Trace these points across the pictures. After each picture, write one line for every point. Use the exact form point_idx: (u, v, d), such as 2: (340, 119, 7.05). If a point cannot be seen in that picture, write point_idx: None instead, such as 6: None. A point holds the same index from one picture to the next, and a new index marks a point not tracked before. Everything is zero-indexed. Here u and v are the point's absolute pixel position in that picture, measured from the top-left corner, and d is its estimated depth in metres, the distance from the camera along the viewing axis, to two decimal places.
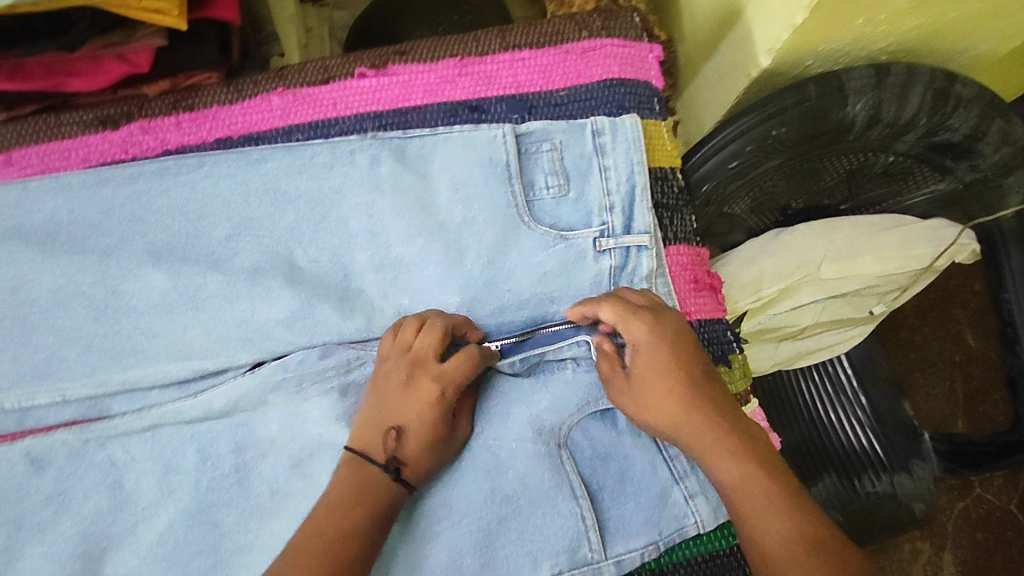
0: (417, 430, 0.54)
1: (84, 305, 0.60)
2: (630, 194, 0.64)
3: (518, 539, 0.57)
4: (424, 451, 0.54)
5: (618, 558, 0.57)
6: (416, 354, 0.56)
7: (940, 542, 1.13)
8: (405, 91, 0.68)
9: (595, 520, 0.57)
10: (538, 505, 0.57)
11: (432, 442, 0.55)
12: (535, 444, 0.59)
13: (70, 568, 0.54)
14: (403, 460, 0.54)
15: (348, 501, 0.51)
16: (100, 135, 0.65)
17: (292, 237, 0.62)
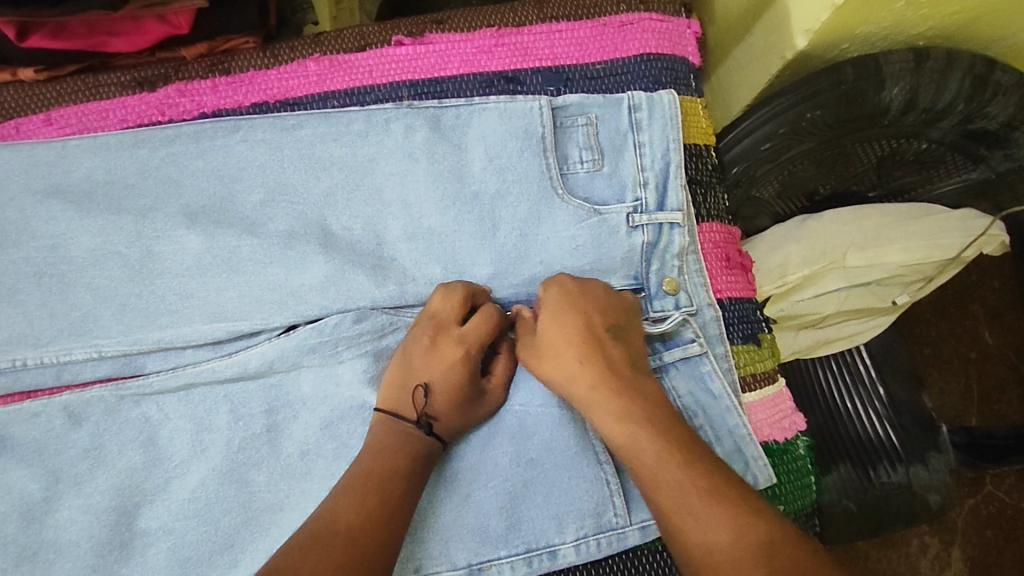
0: (443, 390, 0.56)
1: (120, 264, 0.60)
2: (664, 170, 0.64)
3: (543, 502, 0.57)
4: (453, 409, 0.56)
5: (642, 524, 0.57)
6: (440, 318, 0.57)
7: (949, 537, 1.13)
8: (441, 60, 0.68)
9: (619, 486, 0.57)
10: (564, 470, 0.57)
11: (460, 401, 0.56)
12: (560, 410, 0.59)
13: (106, 520, 0.55)
14: (434, 416, 0.56)
15: (391, 448, 0.53)
16: (137, 96, 0.66)
17: (326, 204, 0.62)
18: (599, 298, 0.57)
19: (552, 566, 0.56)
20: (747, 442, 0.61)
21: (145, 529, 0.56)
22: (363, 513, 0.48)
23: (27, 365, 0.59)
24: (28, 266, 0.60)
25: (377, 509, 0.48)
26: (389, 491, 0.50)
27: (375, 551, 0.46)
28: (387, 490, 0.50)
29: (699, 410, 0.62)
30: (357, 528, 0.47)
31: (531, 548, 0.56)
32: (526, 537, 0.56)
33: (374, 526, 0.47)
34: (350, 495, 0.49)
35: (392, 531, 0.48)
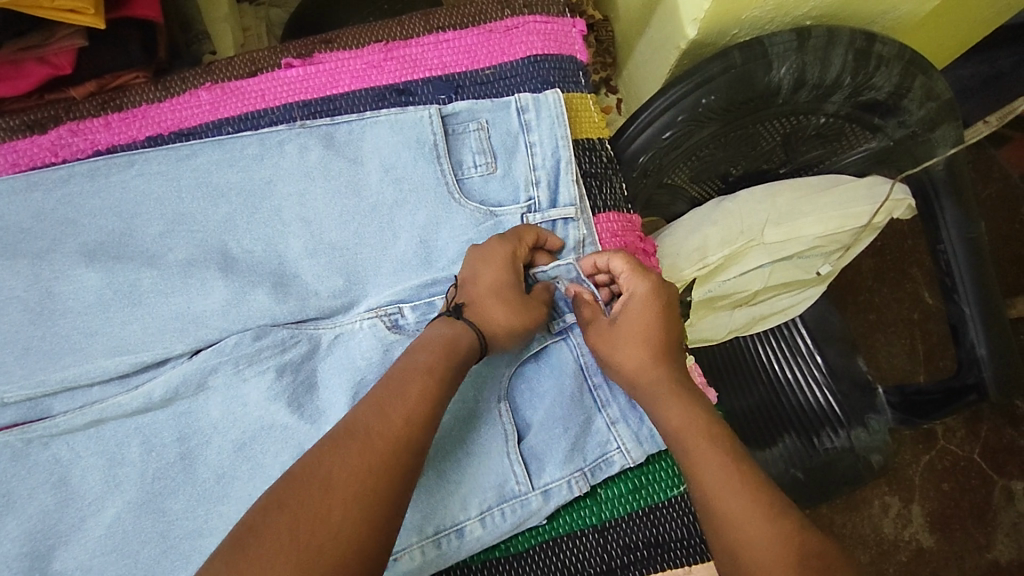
0: (480, 277, 0.58)
1: (19, 309, 0.60)
2: (555, 168, 0.66)
3: (453, 487, 0.57)
4: (494, 297, 0.57)
5: (545, 488, 0.58)
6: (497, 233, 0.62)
7: (908, 494, 1.16)
8: (333, 79, 0.69)
9: (521, 454, 0.59)
10: (471, 453, 0.58)
11: (495, 291, 0.57)
12: (474, 402, 0.60)
13: (18, 566, 0.55)
14: (462, 303, 0.58)
15: (421, 367, 0.52)
16: (28, 140, 0.65)
17: (227, 229, 0.63)
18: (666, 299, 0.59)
19: (461, 546, 0.57)
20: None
21: (61, 570, 0.55)
22: (371, 440, 0.47)
23: None
24: None
25: (399, 426, 0.48)
26: (413, 409, 0.49)
27: (393, 461, 0.46)
28: (409, 406, 0.49)
29: (599, 368, 0.62)
30: (375, 439, 0.47)
31: (439, 529, 0.56)
32: (435, 519, 0.56)
33: (394, 438, 0.47)
34: (377, 406, 0.49)
35: (414, 442, 0.48)
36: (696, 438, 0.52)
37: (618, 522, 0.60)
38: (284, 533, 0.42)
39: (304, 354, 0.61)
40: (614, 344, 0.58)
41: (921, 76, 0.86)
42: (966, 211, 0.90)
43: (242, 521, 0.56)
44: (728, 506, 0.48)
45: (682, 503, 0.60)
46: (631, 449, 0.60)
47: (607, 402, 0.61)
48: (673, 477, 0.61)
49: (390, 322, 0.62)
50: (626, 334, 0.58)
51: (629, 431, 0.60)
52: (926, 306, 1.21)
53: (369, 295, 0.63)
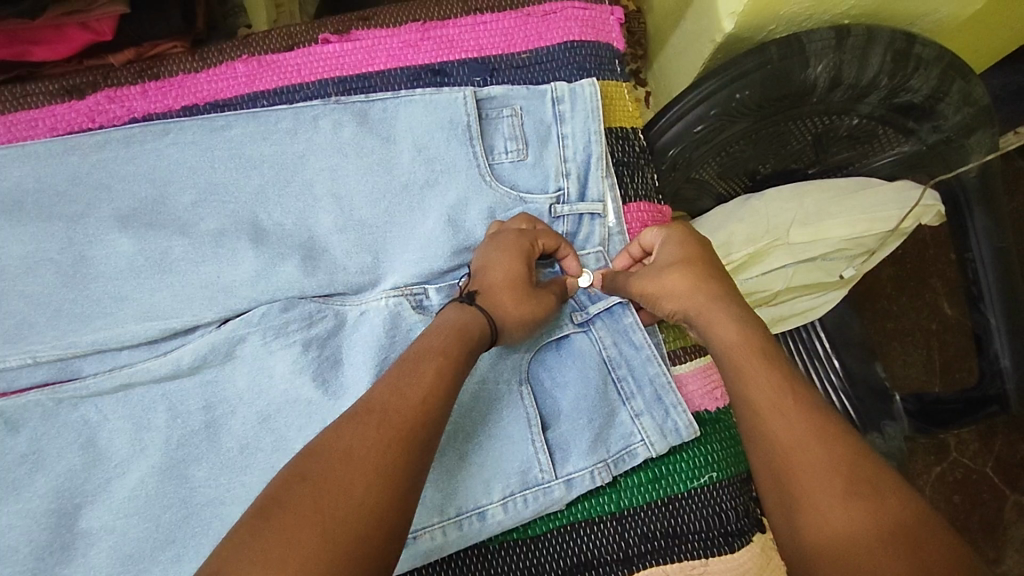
0: (493, 275, 0.58)
1: (52, 270, 0.60)
2: (586, 162, 0.66)
3: (475, 469, 0.57)
4: (509, 293, 0.57)
5: (568, 478, 0.58)
6: (500, 228, 0.61)
7: None
8: (368, 56, 0.69)
9: (545, 442, 0.59)
10: (495, 439, 0.58)
11: (506, 287, 0.57)
12: (497, 385, 0.60)
13: (44, 524, 0.54)
14: (477, 291, 0.57)
15: (437, 349, 0.51)
16: (66, 105, 0.66)
17: (258, 201, 0.63)
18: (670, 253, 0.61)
19: (483, 528, 0.57)
20: (668, 390, 0.61)
21: (86, 530, 0.55)
22: (392, 413, 0.45)
23: None
24: None
25: (415, 404, 0.47)
26: (428, 390, 0.48)
27: (411, 435, 0.45)
28: (426, 385, 0.48)
29: (622, 361, 0.62)
30: (393, 417, 0.45)
31: (461, 511, 0.56)
32: (456, 500, 0.56)
33: (412, 417, 0.46)
34: (390, 387, 0.47)
35: (431, 421, 0.46)
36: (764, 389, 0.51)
37: (637, 511, 0.60)
38: (310, 510, 0.40)
39: (330, 330, 0.61)
40: (665, 272, 0.59)
41: (959, 81, 0.85)
42: (997, 220, 0.89)
43: (265, 490, 0.57)
44: (805, 476, 0.46)
45: (700, 495, 0.61)
46: (655, 441, 0.60)
47: (631, 396, 0.61)
48: (693, 469, 0.61)
49: (415, 301, 0.63)
50: (668, 260, 0.60)
51: (653, 424, 0.60)
52: (946, 318, 1.20)
53: (395, 271, 0.63)
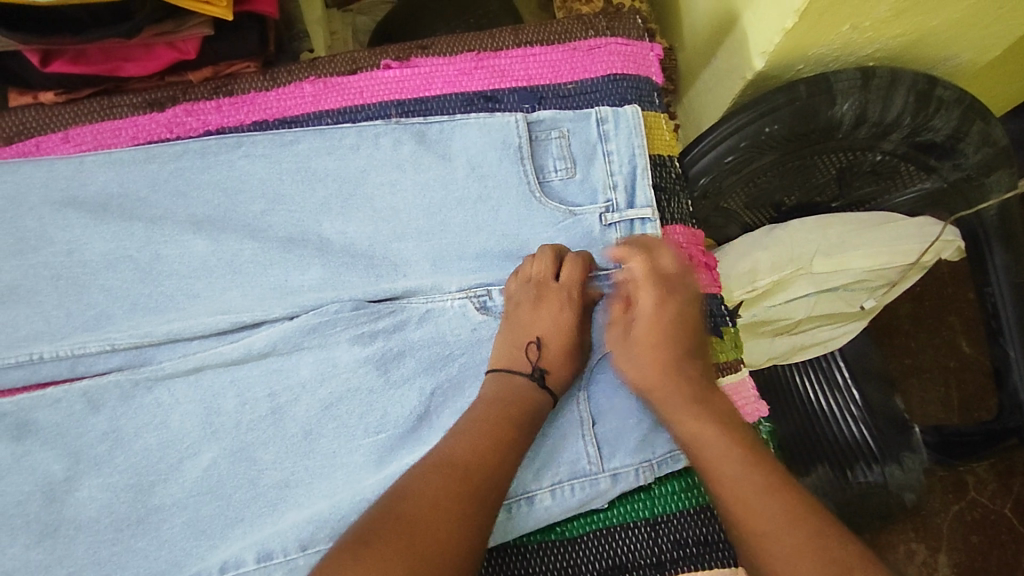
0: (557, 342, 0.65)
1: (131, 267, 0.65)
2: (631, 174, 0.71)
3: (527, 460, 0.62)
4: (570, 357, 0.65)
5: (614, 472, 0.62)
6: (539, 280, 0.65)
7: (936, 544, 1.15)
8: (426, 82, 0.74)
9: (593, 437, 0.64)
10: (547, 436, 0.64)
11: (569, 351, 0.65)
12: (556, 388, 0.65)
13: (123, 497, 0.60)
14: (546, 369, 0.64)
15: (495, 415, 0.59)
16: (148, 116, 0.71)
17: (322, 211, 0.69)
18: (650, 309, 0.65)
19: (531, 513, 0.61)
20: None
21: (158, 506, 0.60)
22: (458, 464, 0.55)
23: (43, 358, 0.63)
24: (46, 270, 0.65)
25: (477, 458, 0.55)
26: (488, 446, 0.56)
27: (477, 486, 0.54)
28: (488, 440, 0.57)
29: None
30: (459, 469, 0.54)
31: (511, 496, 0.61)
32: (507, 487, 0.61)
33: (478, 468, 0.55)
34: (458, 447, 0.56)
35: (495, 471, 0.55)
36: (729, 466, 0.55)
37: (669, 518, 0.63)
38: (403, 541, 0.49)
39: (396, 324, 0.66)
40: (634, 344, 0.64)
41: (979, 122, 0.88)
42: (1018, 256, 0.91)
43: (326, 475, 0.61)
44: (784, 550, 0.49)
45: None
46: None
47: None
48: None
49: (478, 303, 0.67)
50: (642, 329, 0.65)
51: None
52: (965, 356, 1.22)
53: (454, 278, 0.68)
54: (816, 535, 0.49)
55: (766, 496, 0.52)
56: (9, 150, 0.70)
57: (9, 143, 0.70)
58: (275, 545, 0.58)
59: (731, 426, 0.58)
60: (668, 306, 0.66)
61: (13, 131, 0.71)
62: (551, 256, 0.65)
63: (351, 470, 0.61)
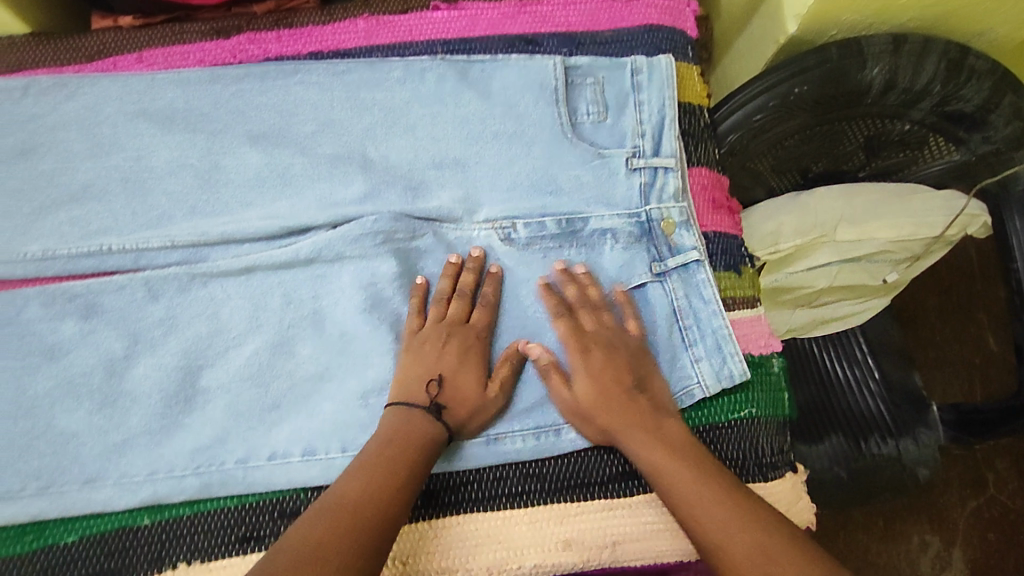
0: (458, 378, 0.64)
1: (191, 174, 0.71)
2: (659, 124, 0.74)
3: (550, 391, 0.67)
4: (472, 399, 0.64)
5: None
6: (448, 320, 0.66)
7: (951, 538, 1.15)
8: (471, 23, 0.79)
9: None
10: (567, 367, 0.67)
11: (473, 392, 0.64)
12: (576, 312, 0.68)
13: (175, 377, 0.65)
14: (444, 404, 0.63)
15: (376, 450, 0.59)
16: (214, 42, 0.77)
17: (368, 137, 0.74)
18: (569, 319, 0.67)
19: (557, 443, 0.65)
20: (728, 340, 0.68)
21: (206, 387, 0.66)
22: (342, 500, 0.54)
23: (111, 250, 0.69)
24: (117, 173, 0.72)
25: (356, 491, 0.55)
26: (368, 479, 0.56)
27: (361, 515, 0.53)
28: (374, 475, 0.56)
29: (691, 312, 0.69)
30: (346, 505, 0.53)
31: (538, 426, 0.66)
32: (535, 416, 0.66)
33: (358, 500, 0.54)
34: (345, 486, 0.56)
35: (382, 502, 0.55)
36: (684, 481, 0.59)
37: None
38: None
39: (428, 246, 0.70)
40: (568, 361, 0.66)
41: (1011, 94, 0.89)
42: None
43: (356, 372, 0.66)
44: (725, 544, 0.54)
45: (742, 427, 0.68)
46: (709, 384, 0.67)
47: (694, 342, 0.68)
48: (733, 406, 0.68)
49: (503, 234, 0.70)
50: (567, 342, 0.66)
51: (710, 369, 0.68)
52: (989, 353, 1.22)
53: (484, 207, 0.71)
54: (756, 528, 0.54)
55: (717, 502, 0.57)
56: (87, 67, 0.76)
57: (90, 61, 0.76)
58: (320, 445, 0.64)
59: (682, 447, 0.61)
60: (580, 317, 0.67)
61: (93, 51, 0.77)
62: (465, 296, 0.68)
63: (383, 370, 0.66)
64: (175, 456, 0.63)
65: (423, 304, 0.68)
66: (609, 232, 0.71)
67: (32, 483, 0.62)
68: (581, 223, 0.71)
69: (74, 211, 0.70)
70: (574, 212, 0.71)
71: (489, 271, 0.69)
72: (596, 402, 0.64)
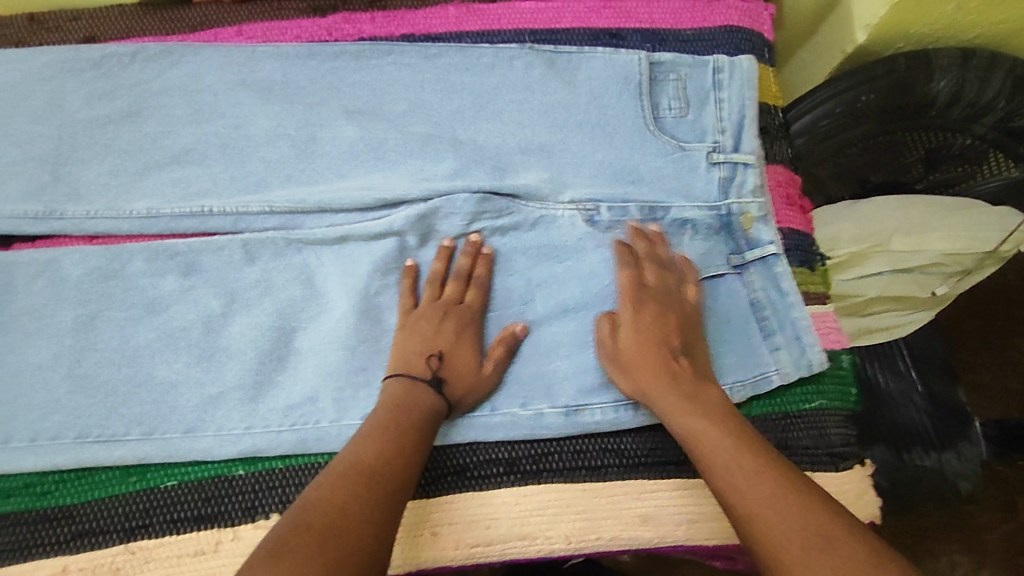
0: (455, 353, 0.66)
1: (289, 144, 0.74)
2: (739, 123, 0.76)
3: None
4: (466, 373, 0.66)
5: None
6: (444, 300, 0.69)
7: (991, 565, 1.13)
8: (558, 15, 0.81)
9: None
10: None
11: (470, 365, 0.66)
12: None
13: (270, 335, 0.68)
14: (445, 377, 0.65)
15: (386, 415, 0.60)
16: (311, 20, 0.80)
17: (457, 119, 0.76)
18: (620, 284, 0.68)
19: (636, 418, 0.67)
20: (807, 331, 0.69)
21: (299, 347, 0.68)
22: (359, 462, 0.55)
23: (213, 212, 0.71)
24: (217, 139, 0.75)
25: (370, 456, 0.56)
26: (380, 446, 0.57)
27: (379, 476, 0.55)
28: (382, 439, 0.58)
29: (769, 304, 0.70)
30: (364, 468, 0.55)
31: (619, 401, 0.67)
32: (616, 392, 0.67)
33: (376, 462, 0.56)
34: (358, 449, 0.57)
35: (394, 464, 0.56)
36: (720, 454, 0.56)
37: (753, 421, 0.68)
38: (315, 550, 0.46)
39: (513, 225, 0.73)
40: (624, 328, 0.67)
41: None
42: None
43: None
44: (767, 527, 0.50)
45: (814, 419, 0.68)
46: (787, 373, 0.68)
47: (772, 332, 0.69)
48: (804, 397, 0.69)
49: (586, 216, 0.72)
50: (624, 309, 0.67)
51: (789, 358, 0.69)
52: None
53: (572, 189, 0.73)
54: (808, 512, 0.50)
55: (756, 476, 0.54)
56: (190, 36, 0.79)
57: (193, 31, 0.80)
58: None
59: (727, 419, 0.59)
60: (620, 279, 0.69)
61: (196, 22, 0.80)
62: (460, 279, 0.70)
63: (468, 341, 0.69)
64: (269, 412, 0.66)
65: (415, 286, 0.70)
66: (690, 224, 0.72)
67: (135, 429, 0.65)
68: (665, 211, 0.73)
69: (176, 173, 0.74)
70: (657, 201, 0.73)
71: (483, 253, 0.71)
72: (642, 357, 0.64)
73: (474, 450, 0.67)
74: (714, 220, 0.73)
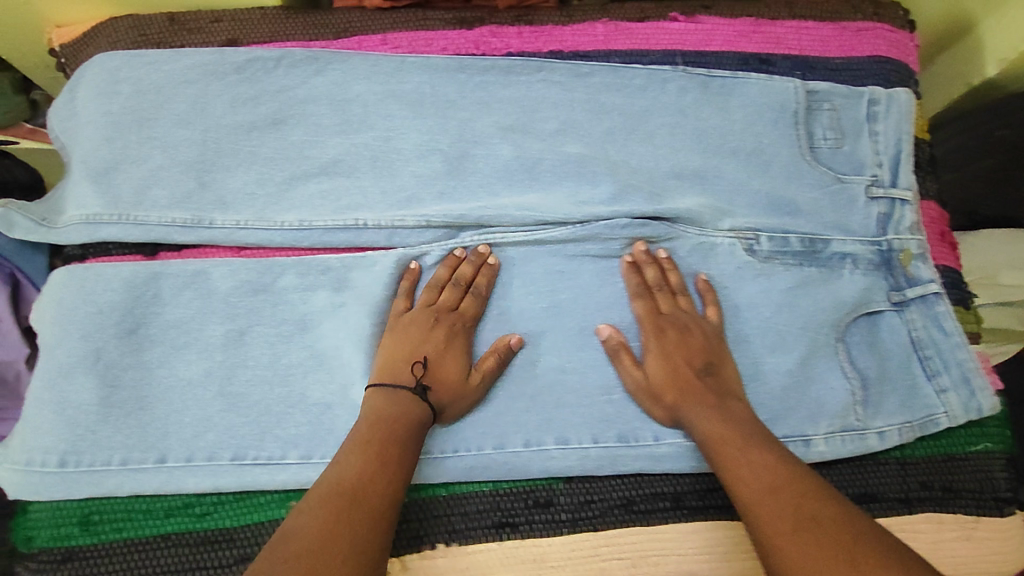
0: (442, 362, 0.64)
1: (440, 159, 0.73)
2: (895, 157, 0.75)
3: (796, 406, 0.67)
4: (455, 384, 0.64)
5: (879, 430, 0.67)
6: (440, 306, 0.67)
7: None
8: (707, 37, 0.80)
9: (861, 388, 0.68)
10: (811, 386, 0.68)
11: (458, 376, 0.64)
12: (817, 334, 0.69)
13: None
14: (429, 384, 0.63)
15: (366, 430, 0.58)
16: (459, 32, 0.78)
17: (608, 141, 0.75)
18: (667, 303, 0.68)
19: (806, 454, 0.66)
20: (975, 373, 0.68)
21: None
22: (343, 481, 0.53)
23: (367, 225, 0.70)
24: (366, 151, 0.73)
25: (355, 471, 0.54)
26: (363, 462, 0.55)
27: (364, 498, 0.52)
28: (365, 456, 0.55)
29: (931, 343, 0.70)
30: (344, 486, 0.53)
31: (788, 438, 0.66)
32: (785, 428, 0.67)
33: (354, 480, 0.53)
34: (338, 468, 0.55)
35: (379, 481, 0.54)
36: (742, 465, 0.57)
37: (917, 463, 0.68)
38: None
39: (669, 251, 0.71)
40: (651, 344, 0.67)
41: None
42: None
43: (597, 366, 0.68)
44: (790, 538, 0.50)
45: (978, 463, 0.68)
46: (957, 415, 0.68)
47: (938, 373, 0.69)
48: (966, 440, 0.69)
49: (746, 245, 0.71)
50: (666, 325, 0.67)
51: (958, 400, 0.68)
52: None
53: (733, 216, 0.72)
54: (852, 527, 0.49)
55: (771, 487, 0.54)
56: (334, 43, 0.77)
57: (337, 38, 0.78)
58: (572, 435, 0.66)
59: (753, 436, 0.60)
60: (652, 298, 0.69)
61: (339, 29, 0.78)
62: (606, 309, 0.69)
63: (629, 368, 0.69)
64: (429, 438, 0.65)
65: (412, 289, 0.68)
66: (850, 257, 0.71)
67: (294, 451, 0.65)
68: (825, 244, 0.72)
69: (324, 185, 0.72)
70: (815, 233, 0.72)
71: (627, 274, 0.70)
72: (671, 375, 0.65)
73: (642, 482, 0.67)
74: (875, 257, 0.72)
